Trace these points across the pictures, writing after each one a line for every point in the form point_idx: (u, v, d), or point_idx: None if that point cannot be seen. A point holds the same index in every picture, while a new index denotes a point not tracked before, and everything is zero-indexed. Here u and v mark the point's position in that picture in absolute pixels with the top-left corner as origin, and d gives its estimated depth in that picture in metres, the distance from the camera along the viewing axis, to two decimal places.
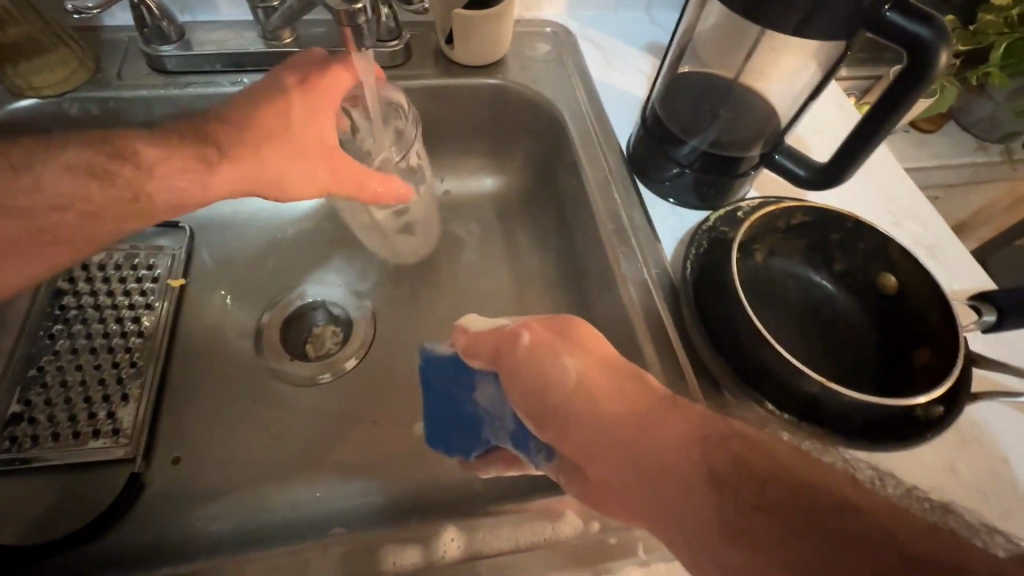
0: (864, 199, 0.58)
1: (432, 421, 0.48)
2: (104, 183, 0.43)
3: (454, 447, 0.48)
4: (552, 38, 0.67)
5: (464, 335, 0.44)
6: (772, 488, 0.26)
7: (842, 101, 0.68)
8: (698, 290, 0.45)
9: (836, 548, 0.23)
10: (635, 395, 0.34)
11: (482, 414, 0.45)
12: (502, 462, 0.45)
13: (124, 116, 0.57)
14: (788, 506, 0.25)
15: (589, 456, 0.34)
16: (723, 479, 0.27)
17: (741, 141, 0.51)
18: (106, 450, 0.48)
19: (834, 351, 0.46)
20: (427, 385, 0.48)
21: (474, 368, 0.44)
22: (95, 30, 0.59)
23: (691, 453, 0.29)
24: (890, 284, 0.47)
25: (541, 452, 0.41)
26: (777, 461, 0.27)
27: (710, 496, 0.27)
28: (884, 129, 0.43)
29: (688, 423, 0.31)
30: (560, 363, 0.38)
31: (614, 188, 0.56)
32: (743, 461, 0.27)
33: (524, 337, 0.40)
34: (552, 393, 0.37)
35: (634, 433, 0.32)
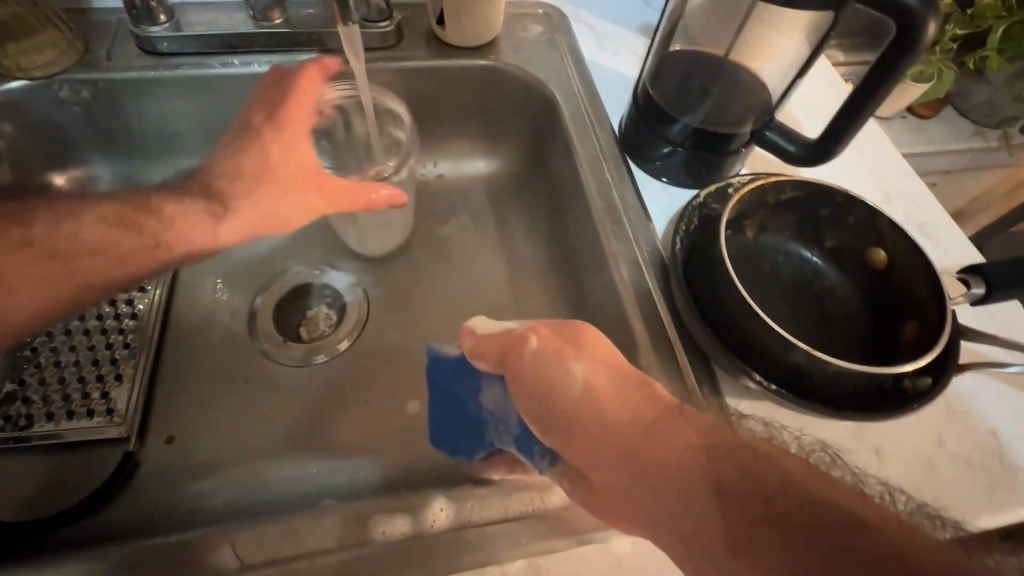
0: (856, 178, 0.58)
1: (438, 424, 0.46)
2: (132, 232, 0.46)
3: (461, 450, 0.46)
4: (545, 20, 0.67)
5: (470, 338, 0.41)
6: (778, 501, 0.28)
7: (832, 77, 0.68)
8: (688, 265, 0.45)
9: (840, 558, 0.25)
10: (638, 403, 0.35)
11: (486, 418, 0.42)
12: (505, 465, 0.41)
13: (114, 99, 0.57)
14: (793, 517, 0.27)
15: (588, 463, 0.34)
16: (729, 490, 0.29)
17: (733, 117, 0.50)
18: (100, 429, 0.48)
19: (824, 326, 0.46)
20: (432, 385, 0.46)
21: (479, 370, 0.41)
22: (84, 12, 0.59)
23: (697, 465, 0.30)
24: (879, 258, 0.47)
25: (546, 458, 0.38)
26: (779, 474, 0.29)
27: (716, 507, 0.29)
28: (873, 102, 0.44)
29: (692, 434, 0.32)
30: (567, 369, 0.36)
31: (606, 168, 0.56)
32: (748, 475, 0.29)
33: (532, 342, 0.38)
34: (558, 398, 0.36)
35: (639, 442, 0.33)
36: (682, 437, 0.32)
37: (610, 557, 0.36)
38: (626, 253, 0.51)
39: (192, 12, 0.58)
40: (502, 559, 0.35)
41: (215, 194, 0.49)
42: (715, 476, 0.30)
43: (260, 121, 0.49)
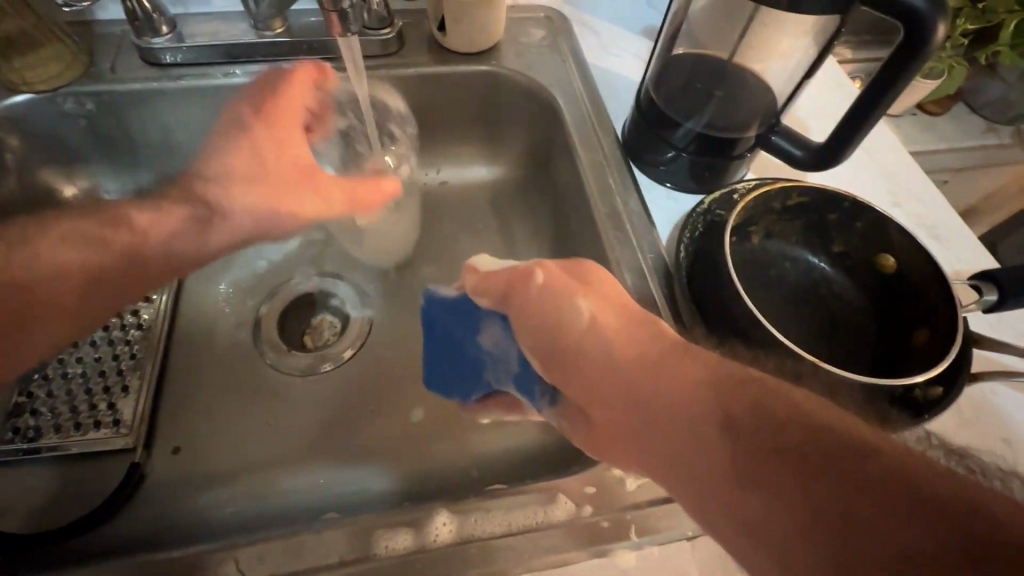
0: (864, 180, 0.57)
1: (432, 363, 0.48)
2: (100, 247, 0.44)
3: (456, 391, 0.48)
4: (547, 24, 0.66)
5: (475, 276, 0.43)
6: (783, 430, 0.28)
7: (839, 78, 0.67)
8: (693, 273, 0.45)
9: (848, 485, 0.25)
10: (644, 341, 0.35)
11: (485, 357, 0.45)
12: (500, 406, 0.47)
13: (119, 111, 0.57)
14: (804, 448, 0.26)
15: (595, 400, 0.35)
16: (735, 421, 0.29)
17: (738, 121, 0.50)
18: (106, 439, 0.48)
19: (832, 334, 0.45)
20: (429, 328, 0.47)
21: (481, 309, 0.43)
22: (88, 25, 0.59)
23: (703, 398, 0.30)
24: (888, 264, 0.46)
25: (545, 395, 0.42)
26: (790, 407, 0.28)
27: (723, 439, 0.29)
28: (881, 106, 0.43)
29: (698, 368, 0.32)
30: (576, 305, 0.37)
31: (609, 174, 0.55)
32: (756, 407, 0.29)
33: (538, 278, 0.39)
34: (565, 335, 0.37)
35: (643, 376, 0.33)
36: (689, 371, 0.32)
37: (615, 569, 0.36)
38: (631, 259, 0.50)
39: (194, 23, 0.58)
40: (506, 573, 0.35)
41: (196, 197, 0.48)
42: (720, 409, 0.30)
43: (252, 116, 0.48)
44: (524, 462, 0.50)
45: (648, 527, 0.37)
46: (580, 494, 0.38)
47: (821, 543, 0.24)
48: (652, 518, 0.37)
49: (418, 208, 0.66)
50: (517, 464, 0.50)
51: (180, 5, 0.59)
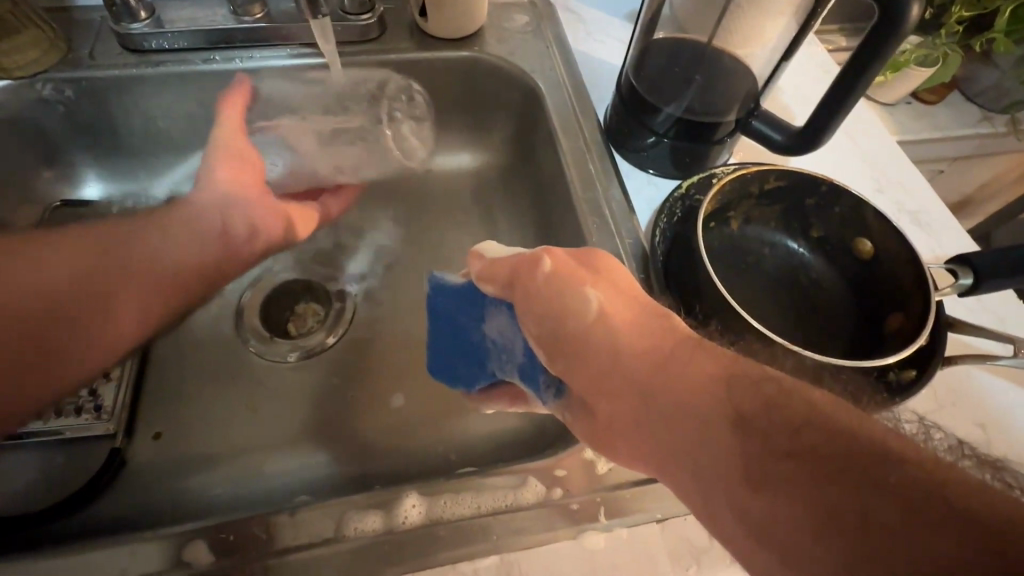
0: (848, 167, 0.57)
1: (439, 351, 0.49)
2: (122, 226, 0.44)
3: (459, 379, 0.49)
4: (531, 10, 0.66)
5: (480, 262, 0.42)
6: (804, 432, 0.26)
7: (825, 63, 0.67)
8: (669, 257, 0.45)
9: (879, 491, 0.23)
10: (656, 334, 0.33)
11: (490, 346, 0.44)
12: (507, 398, 0.46)
13: (99, 98, 0.57)
14: (820, 452, 0.25)
15: (597, 391, 0.34)
16: (750, 421, 0.27)
17: (718, 105, 0.50)
18: (86, 425, 0.48)
19: (808, 319, 0.45)
20: (434, 315, 0.48)
21: (487, 297, 0.43)
22: (66, 11, 0.59)
23: (715, 393, 0.29)
24: (866, 250, 0.46)
25: (550, 387, 0.40)
26: (807, 408, 0.27)
27: (734, 437, 0.27)
28: (858, 89, 0.42)
29: (712, 362, 0.30)
30: (582, 292, 0.36)
31: (590, 162, 0.55)
32: (772, 405, 0.27)
33: (545, 264, 0.37)
34: (573, 322, 0.35)
35: (654, 368, 0.31)
36: (702, 364, 0.30)
37: (584, 553, 0.36)
38: (610, 246, 0.50)
39: (173, 9, 0.58)
40: (476, 554, 0.35)
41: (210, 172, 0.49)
42: (735, 406, 0.28)
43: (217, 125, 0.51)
44: (504, 449, 0.50)
45: (617, 509, 0.37)
46: (551, 477, 0.38)
47: (832, 553, 0.22)
48: (621, 500, 0.37)
49: (402, 195, 0.66)
50: (497, 451, 0.50)
51: None
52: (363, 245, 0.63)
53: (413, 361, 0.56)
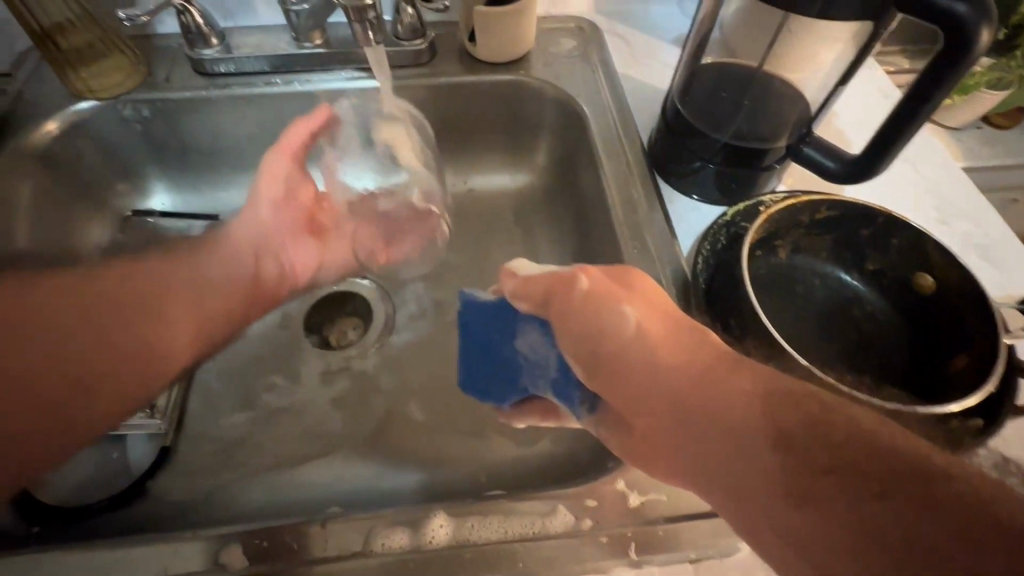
0: (907, 196, 0.54)
1: (475, 371, 0.47)
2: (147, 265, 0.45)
3: (490, 395, 0.47)
4: (578, 34, 0.67)
5: (513, 281, 0.42)
6: (842, 446, 0.25)
7: (882, 85, 0.64)
8: (710, 286, 0.44)
9: (915, 508, 0.22)
10: (690, 351, 0.33)
11: (522, 363, 0.43)
12: (539, 413, 0.45)
13: (171, 118, 0.61)
14: (863, 468, 0.24)
15: (636, 410, 0.33)
16: (789, 437, 0.27)
17: (767, 130, 0.48)
18: (139, 424, 0.51)
19: (861, 356, 0.43)
20: (467, 333, 0.46)
21: (519, 313, 0.42)
22: (148, 37, 0.64)
23: (752, 408, 0.28)
24: (926, 284, 0.43)
25: (585, 403, 0.40)
26: (847, 422, 0.26)
27: (773, 452, 0.27)
28: (923, 115, 0.40)
29: (750, 379, 0.30)
30: (619, 310, 0.36)
31: (634, 186, 0.55)
32: (811, 421, 0.27)
33: (582, 283, 0.38)
34: (609, 340, 0.36)
35: (691, 386, 0.31)
36: (740, 382, 0.30)
37: None
38: (650, 272, 0.49)
39: (241, 36, 0.62)
40: None
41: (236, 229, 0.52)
42: (773, 423, 0.27)
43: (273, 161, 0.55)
44: (534, 474, 0.49)
45: (650, 544, 0.36)
46: (581, 506, 0.37)
47: (876, 569, 0.22)
48: (655, 536, 0.36)
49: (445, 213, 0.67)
50: (526, 475, 0.50)
51: (229, 19, 0.63)
52: None
53: (448, 378, 0.57)
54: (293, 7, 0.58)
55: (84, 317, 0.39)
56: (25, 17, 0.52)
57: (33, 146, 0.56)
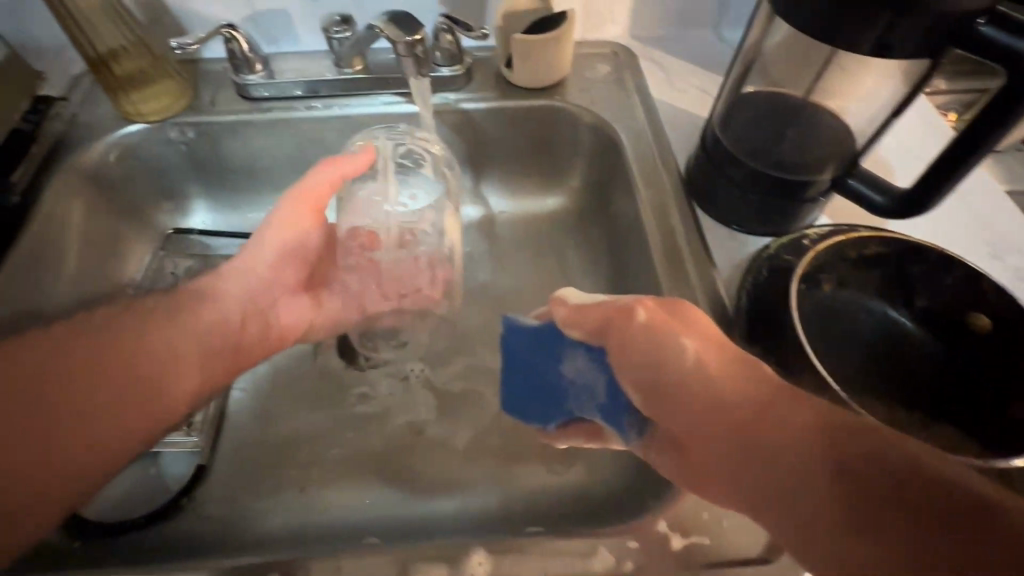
0: (957, 229, 0.52)
1: (517, 391, 0.48)
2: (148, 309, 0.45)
3: (531, 417, 0.47)
4: (613, 59, 0.67)
5: (563, 307, 0.42)
6: (908, 483, 0.25)
7: (932, 119, 0.63)
8: (754, 321, 0.43)
9: (985, 547, 0.23)
10: (751, 383, 0.32)
11: (567, 386, 0.44)
12: (584, 435, 0.45)
13: (214, 139, 0.63)
14: (933, 505, 0.25)
15: (692, 436, 0.33)
16: (854, 468, 0.27)
17: (812, 162, 0.48)
18: (177, 440, 0.52)
19: (908, 396, 0.42)
20: (509, 357, 0.47)
21: (568, 338, 0.43)
22: (195, 62, 0.66)
23: (818, 440, 0.28)
24: (982, 324, 0.42)
25: (635, 427, 0.40)
26: (912, 456, 0.26)
27: (837, 482, 0.27)
28: (981, 150, 0.39)
29: (814, 412, 0.30)
30: (679, 344, 0.35)
31: (672, 214, 0.54)
32: (876, 453, 0.27)
33: (639, 315, 0.38)
34: (668, 370, 0.35)
35: (754, 418, 0.31)
36: (803, 413, 0.29)
37: None
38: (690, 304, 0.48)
39: (284, 61, 0.64)
40: None
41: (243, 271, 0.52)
42: (837, 454, 0.27)
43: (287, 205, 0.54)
44: (567, 506, 0.49)
45: None
46: (624, 547, 0.36)
47: None
48: None
49: (478, 236, 0.68)
50: (559, 506, 0.49)
51: (274, 44, 0.66)
52: None
53: (480, 404, 0.57)
54: (335, 35, 0.59)
55: (84, 361, 0.40)
56: (83, 44, 0.55)
57: (84, 167, 0.58)
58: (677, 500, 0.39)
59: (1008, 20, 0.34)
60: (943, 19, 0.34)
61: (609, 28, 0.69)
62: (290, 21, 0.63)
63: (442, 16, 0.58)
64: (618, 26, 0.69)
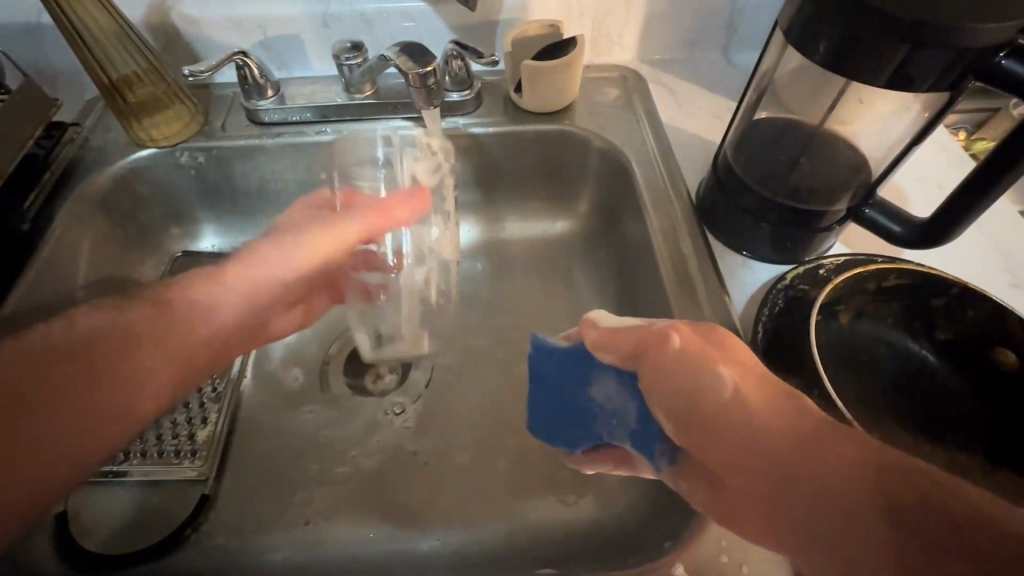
0: (976, 258, 0.51)
1: (545, 414, 0.48)
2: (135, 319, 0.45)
3: (563, 439, 0.47)
4: (621, 83, 0.67)
5: (594, 331, 0.42)
6: (960, 524, 0.24)
7: (946, 145, 0.62)
8: (770, 354, 0.42)
9: None
10: (792, 415, 0.30)
11: (597, 410, 0.43)
12: (612, 461, 0.44)
13: (224, 164, 0.63)
14: (985, 553, 0.23)
15: (725, 469, 0.31)
16: (903, 510, 0.25)
17: (826, 191, 0.47)
18: (180, 470, 0.51)
19: (934, 433, 0.41)
20: (536, 377, 0.48)
21: (599, 362, 0.42)
22: (207, 88, 0.66)
23: (863, 478, 0.26)
24: (1009, 360, 0.42)
25: (665, 456, 0.38)
26: (969, 500, 0.24)
27: (884, 526, 0.25)
28: (1003, 183, 0.38)
29: (858, 448, 0.27)
30: (715, 371, 0.33)
31: (683, 241, 0.53)
32: (928, 497, 0.25)
33: (674, 341, 0.37)
34: (704, 399, 0.33)
35: (794, 452, 0.28)
36: (847, 447, 0.27)
37: None
38: None
39: (295, 86, 0.65)
40: None
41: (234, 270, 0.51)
42: (886, 496, 0.25)
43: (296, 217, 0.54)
44: (577, 539, 0.48)
45: None
46: None
47: None
48: None
49: (485, 259, 0.67)
50: (568, 539, 0.48)
51: (285, 69, 0.66)
52: None
53: (489, 430, 0.56)
54: (346, 62, 0.59)
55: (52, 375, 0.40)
56: (97, 71, 0.55)
57: (94, 192, 0.58)
58: (692, 540, 0.38)
59: None
60: (965, 54, 0.33)
61: (617, 52, 0.69)
62: (302, 47, 0.64)
63: (453, 42, 0.58)
64: (626, 51, 0.69)
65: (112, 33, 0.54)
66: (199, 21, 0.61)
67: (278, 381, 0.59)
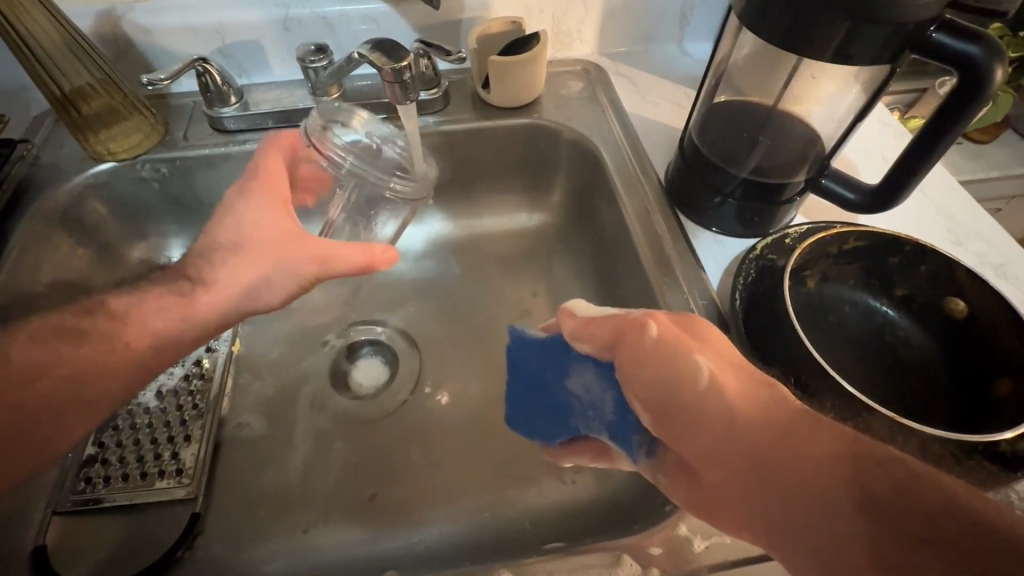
0: (919, 219, 0.56)
1: (525, 404, 0.48)
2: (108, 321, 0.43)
3: (538, 433, 0.48)
4: (585, 76, 0.69)
5: (573, 321, 0.43)
6: (936, 519, 0.26)
7: (887, 119, 0.67)
8: (748, 317, 0.44)
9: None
10: (771, 405, 0.32)
11: (575, 403, 0.44)
12: (590, 453, 0.45)
13: (189, 175, 0.61)
14: (967, 546, 0.25)
15: (707, 460, 0.33)
16: (877, 503, 0.27)
17: (785, 168, 0.50)
18: (166, 490, 0.49)
19: (901, 385, 0.45)
20: (516, 368, 0.48)
21: (575, 351, 0.43)
22: (163, 98, 0.65)
23: (843, 474, 0.28)
24: (958, 308, 0.46)
25: (642, 447, 0.40)
26: (943, 493, 0.27)
27: (862, 519, 0.27)
28: (941, 145, 0.41)
29: (834, 439, 0.30)
30: (693, 360, 0.35)
31: (657, 221, 0.56)
32: (902, 491, 0.27)
33: (651, 331, 0.38)
34: (684, 391, 0.35)
35: (773, 442, 0.31)
36: (825, 440, 0.30)
37: None
38: (682, 308, 0.50)
39: (258, 92, 0.63)
40: None
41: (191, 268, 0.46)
42: (861, 487, 0.28)
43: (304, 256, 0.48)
44: (579, 516, 0.49)
45: None
46: (644, 555, 0.38)
47: None
48: None
49: (465, 254, 0.68)
50: (572, 515, 0.49)
51: (244, 75, 0.65)
52: (428, 304, 0.65)
53: (485, 419, 0.57)
54: (310, 64, 0.59)
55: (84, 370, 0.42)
56: (47, 83, 0.53)
57: (51, 211, 0.56)
58: None
59: (956, 27, 0.37)
60: (901, 28, 0.36)
61: (579, 45, 0.71)
62: (262, 53, 0.63)
63: (418, 41, 0.58)
64: (587, 45, 0.71)
65: (60, 42, 0.52)
66: (153, 31, 0.59)
67: (262, 393, 0.58)
